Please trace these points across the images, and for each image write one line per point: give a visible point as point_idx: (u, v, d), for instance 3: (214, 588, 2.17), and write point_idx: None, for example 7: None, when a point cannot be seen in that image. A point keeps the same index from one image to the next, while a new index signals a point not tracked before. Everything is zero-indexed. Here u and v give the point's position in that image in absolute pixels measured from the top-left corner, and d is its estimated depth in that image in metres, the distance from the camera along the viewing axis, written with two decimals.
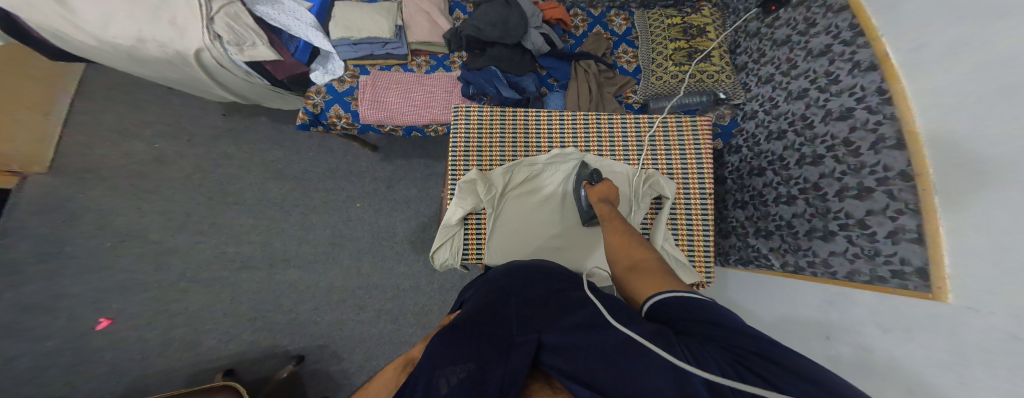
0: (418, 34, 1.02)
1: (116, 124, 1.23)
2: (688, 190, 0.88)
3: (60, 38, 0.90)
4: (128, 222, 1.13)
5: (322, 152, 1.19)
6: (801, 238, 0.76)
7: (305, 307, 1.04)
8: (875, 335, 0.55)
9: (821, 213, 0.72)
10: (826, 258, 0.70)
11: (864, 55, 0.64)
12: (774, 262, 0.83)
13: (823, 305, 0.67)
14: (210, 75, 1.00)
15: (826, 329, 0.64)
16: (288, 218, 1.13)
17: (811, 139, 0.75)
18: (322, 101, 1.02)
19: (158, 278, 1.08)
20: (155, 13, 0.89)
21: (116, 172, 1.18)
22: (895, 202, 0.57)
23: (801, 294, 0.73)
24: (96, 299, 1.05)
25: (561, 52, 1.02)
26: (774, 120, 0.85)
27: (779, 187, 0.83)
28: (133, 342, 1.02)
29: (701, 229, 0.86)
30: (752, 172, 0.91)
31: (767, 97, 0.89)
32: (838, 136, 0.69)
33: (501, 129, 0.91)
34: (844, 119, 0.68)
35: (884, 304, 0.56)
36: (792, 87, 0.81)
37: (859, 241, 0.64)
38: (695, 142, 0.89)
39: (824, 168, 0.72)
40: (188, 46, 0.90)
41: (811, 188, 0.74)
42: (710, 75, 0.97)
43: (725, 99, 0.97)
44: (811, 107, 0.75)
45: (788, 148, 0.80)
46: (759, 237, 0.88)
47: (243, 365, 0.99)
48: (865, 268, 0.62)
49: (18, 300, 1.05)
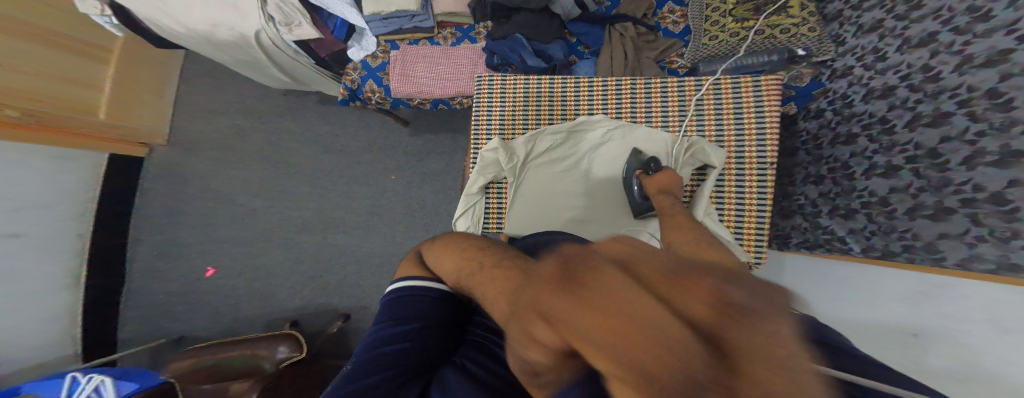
0: (445, 5, 0.98)
1: (206, 103, 1.44)
2: (740, 158, 0.75)
3: (158, 26, 1.05)
4: (220, 188, 1.36)
5: (363, 127, 1.27)
6: (898, 217, 0.61)
7: (350, 270, 1.18)
8: (988, 333, 0.47)
9: (936, 187, 0.55)
10: (931, 242, 0.55)
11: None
12: (853, 247, 0.69)
13: (907, 296, 0.58)
14: (271, 57, 1.09)
15: (908, 325, 0.57)
16: (335, 189, 1.24)
17: (934, 93, 0.55)
18: (358, 77, 1.07)
19: (243, 236, 1.30)
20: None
21: (209, 145, 1.40)
22: None
23: (885, 280, 0.63)
24: (205, 250, 1.33)
25: (594, 15, 0.91)
26: (877, 76, 0.65)
27: (874, 157, 0.65)
28: (230, 287, 1.27)
29: (754, 216, 0.73)
30: (837, 140, 0.73)
31: (869, 49, 0.67)
32: (979, 88, 0.49)
33: (525, 94, 0.86)
34: (993, 65, 0.48)
35: (1008, 299, 0.46)
36: (912, 32, 0.59)
37: (988, 220, 0.49)
38: (757, 104, 0.74)
39: (951, 129, 0.53)
40: (248, 28, 0.98)
41: (924, 156, 0.57)
42: (783, 29, 0.76)
43: (804, 56, 0.76)
44: (939, 54, 0.55)
45: (896, 107, 0.61)
46: (835, 217, 0.73)
47: (304, 317, 1.17)
48: (989, 253, 0.48)
49: (157, 246, 1.37)
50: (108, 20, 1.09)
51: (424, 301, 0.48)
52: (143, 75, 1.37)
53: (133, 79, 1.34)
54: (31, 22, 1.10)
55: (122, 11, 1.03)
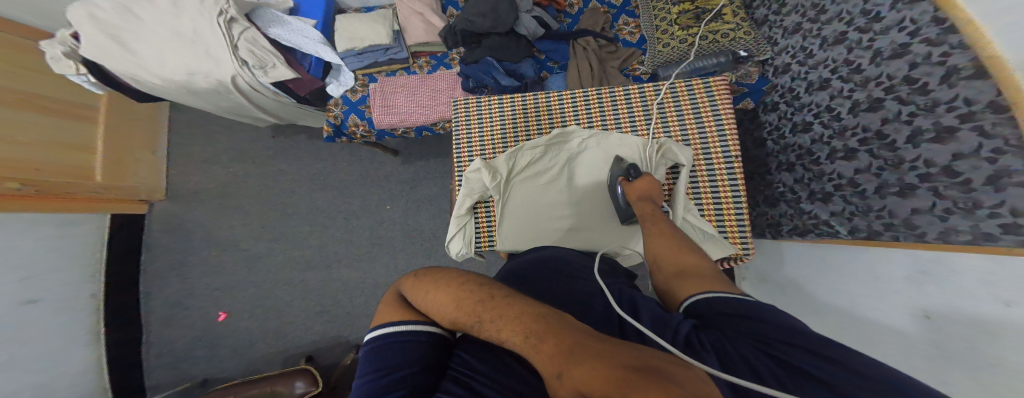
0: (416, 37, 1.00)
1: (199, 153, 1.47)
2: (708, 154, 0.78)
3: (137, 82, 1.07)
4: (222, 234, 1.40)
5: (353, 160, 1.29)
6: (871, 197, 0.63)
7: (358, 301, 1.21)
8: (987, 304, 0.44)
9: (894, 165, 0.58)
10: (907, 218, 0.56)
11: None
12: (839, 229, 0.71)
13: (913, 275, 0.56)
14: (249, 98, 1.09)
15: (922, 306, 0.54)
16: (334, 224, 1.27)
17: (862, 83, 0.61)
18: (341, 112, 1.08)
19: (251, 279, 1.34)
20: (195, 48, 0.98)
21: (207, 193, 1.43)
22: (989, 140, 0.43)
23: (887, 262, 0.61)
24: (215, 296, 1.37)
25: (558, 32, 0.94)
26: (812, 71, 0.72)
27: (832, 142, 0.69)
28: (246, 329, 1.31)
29: (732, 210, 0.75)
30: (797, 129, 0.78)
31: (798, 47, 0.76)
32: (895, 76, 0.55)
33: (501, 114, 0.89)
34: (900, 56, 0.54)
35: (996, 267, 0.44)
36: (827, 32, 0.68)
37: (949, 192, 0.50)
38: (711, 103, 0.79)
39: (887, 113, 0.57)
40: (225, 74, 0.99)
41: (874, 138, 0.60)
42: (723, 34, 0.84)
43: (747, 56, 0.86)
44: (854, 50, 0.62)
45: (835, 97, 0.67)
46: (815, 201, 0.75)
47: (320, 351, 1.20)
48: (962, 225, 0.48)
49: (170, 297, 1.41)
50: (85, 79, 1.08)
51: (412, 346, 0.41)
52: (133, 133, 1.41)
53: (123, 139, 1.37)
54: (15, 88, 1.13)
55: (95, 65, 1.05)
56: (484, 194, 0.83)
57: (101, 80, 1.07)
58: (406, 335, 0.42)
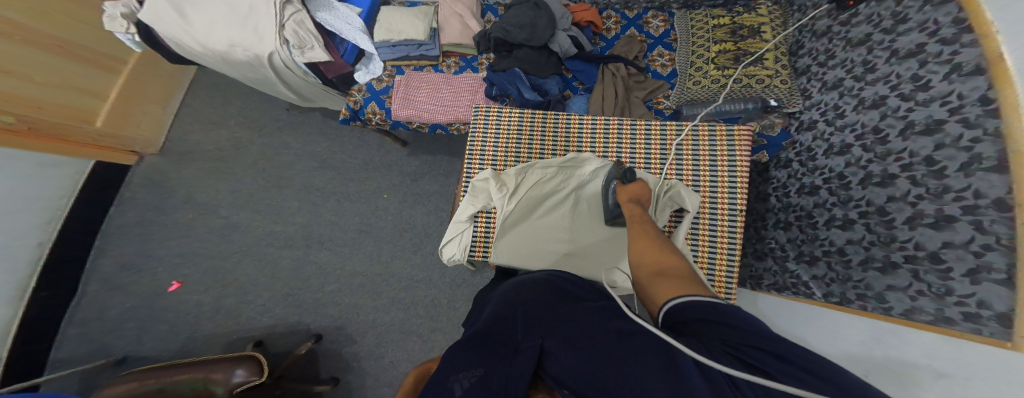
0: (450, 36, 1.06)
1: (208, 116, 1.46)
2: (715, 202, 0.80)
3: (180, 46, 1.12)
4: (205, 199, 1.33)
5: (361, 146, 1.28)
6: (853, 268, 0.64)
7: (330, 288, 1.12)
8: (924, 380, 0.45)
9: (885, 242, 0.59)
10: (881, 293, 0.58)
11: (967, 56, 0.51)
12: (815, 291, 0.72)
13: (865, 341, 0.56)
14: (279, 74, 1.14)
15: (864, 366, 0.54)
16: (326, 204, 1.23)
17: (882, 155, 0.63)
18: (362, 98, 1.11)
19: (221, 249, 1.25)
20: (244, 23, 1.04)
21: (204, 155, 1.39)
22: (982, 235, 0.45)
23: (845, 327, 0.61)
24: (175, 263, 1.26)
25: (589, 54, 1.01)
26: (837, 132, 0.74)
27: (833, 209, 0.71)
28: (196, 303, 1.19)
29: (726, 254, 0.78)
30: (803, 190, 0.80)
31: (830, 105, 0.78)
32: (918, 154, 0.56)
33: (518, 132, 0.91)
34: (931, 133, 0.55)
35: (946, 348, 0.45)
36: (866, 93, 0.69)
37: (927, 277, 0.52)
38: (730, 156, 0.80)
39: (896, 190, 0.59)
40: (263, 49, 1.03)
41: (874, 213, 0.62)
42: (758, 80, 0.89)
43: (777, 106, 0.88)
44: (887, 117, 0.63)
45: (851, 165, 0.69)
46: (800, 262, 0.76)
47: (272, 337, 1.09)
48: (928, 307, 0.50)
49: (121, 258, 1.30)
50: (130, 37, 1.12)
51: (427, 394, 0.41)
52: (148, 86, 1.40)
53: (136, 91, 1.36)
54: (53, 34, 1.13)
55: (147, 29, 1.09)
56: (487, 206, 0.83)
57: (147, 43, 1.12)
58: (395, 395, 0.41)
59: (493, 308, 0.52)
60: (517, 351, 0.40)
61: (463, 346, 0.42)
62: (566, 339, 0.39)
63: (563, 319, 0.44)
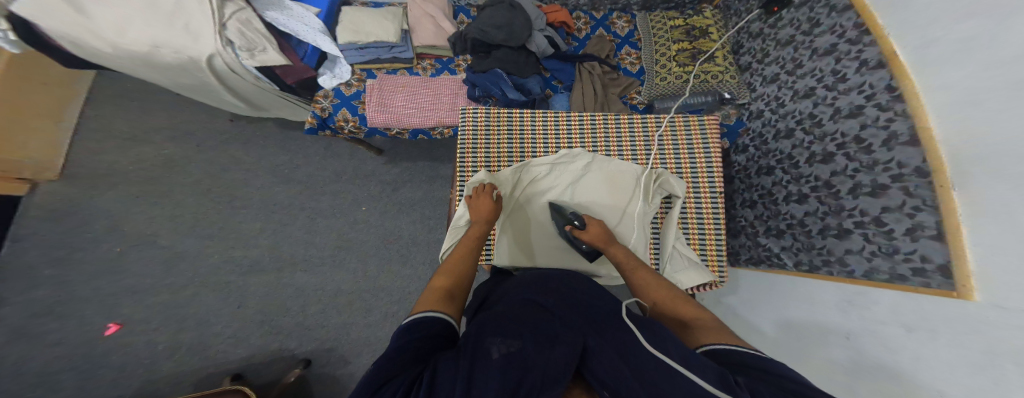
0: (424, 38, 1.03)
1: (124, 130, 1.22)
2: (697, 189, 0.90)
3: (78, 46, 0.91)
4: (137, 228, 1.14)
5: (328, 157, 1.18)
6: (814, 236, 0.76)
7: (313, 311, 1.04)
8: (898, 333, 0.55)
9: (835, 211, 0.72)
10: (842, 257, 0.70)
11: (871, 53, 0.66)
12: (787, 261, 0.84)
13: (840, 305, 0.67)
14: (221, 80, 1.01)
15: (844, 329, 0.65)
16: (295, 222, 1.13)
17: (821, 136, 0.76)
18: (331, 105, 1.04)
19: (169, 283, 1.08)
20: (171, 20, 0.90)
21: (127, 177, 1.18)
22: (912, 199, 0.57)
23: (820, 293, 0.73)
24: (108, 304, 1.07)
25: (566, 54, 1.05)
26: (781, 119, 0.87)
27: (788, 186, 0.83)
28: (146, 345, 1.02)
29: (714, 237, 0.88)
30: (761, 171, 0.93)
31: (772, 96, 0.92)
32: (849, 134, 0.69)
33: (509, 134, 0.93)
34: (854, 116, 0.68)
35: (906, 302, 0.56)
36: (799, 86, 0.83)
37: (875, 239, 0.64)
38: (704, 140, 0.91)
39: (836, 166, 0.72)
40: (201, 51, 0.91)
41: (823, 186, 0.75)
42: (714, 75, 1.01)
43: (731, 98, 1.00)
44: (818, 105, 0.77)
45: (797, 146, 0.81)
46: (770, 236, 0.89)
47: (252, 368, 0.99)
48: (884, 266, 0.62)
49: (28, 305, 1.06)
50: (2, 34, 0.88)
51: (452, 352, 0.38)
52: (32, 96, 1.12)
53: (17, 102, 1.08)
54: None
55: (26, 25, 0.86)
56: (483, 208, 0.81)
57: (27, 41, 0.89)
58: (404, 337, 0.40)
59: (518, 294, 0.53)
60: (557, 338, 0.41)
61: (496, 323, 0.42)
62: (609, 345, 0.41)
63: (607, 325, 0.45)
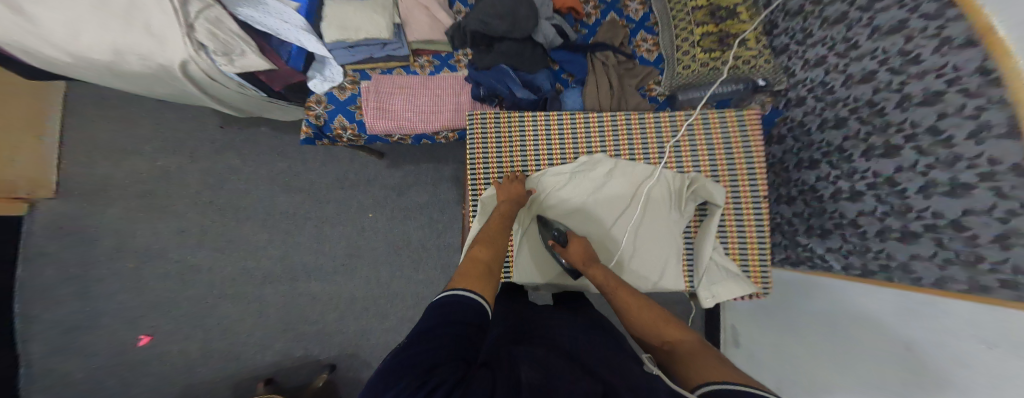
0: (419, 32, 0.96)
1: (110, 141, 1.17)
2: (737, 189, 0.90)
3: (32, 56, 0.81)
4: (145, 243, 1.13)
5: (329, 162, 1.15)
6: (870, 239, 0.73)
7: (332, 318, 1.07)
8: (972, 347, 0.50)
9: (900, 212, 0.66)
10: (906, 262, 0.65)
11: (956, 29, 0.53)
12: (834, 264, 0.83)
13: (902, 312, 0.63)
14: (202, 89, 0.94)
15: (908, 340, 0.61)
16: (303, 232, 1.12)
17: (882, 127, 0.68)
18: (325, 112, 0.99)
19: (188, 296, 1.10)
20: (128, 20, 0.78)
21: (125, 191, 1.15)
22: (1006, 201, 0.48)
23: (879, 298, 0.68)
24: (135, 318, 1.10)
25: (575, 44, 0.97)
26: (828, 108, 0.82)
27: (838, 182, 0.80)
28: (176, 356, 1.06)
29: (755, 238, 0.88)
30: (803, 165, 0.90)
31: (817, 81, 0.85)
32: (921, 124, 0.60)
33: (525, 141, 0.94)
34: (930, 104, 0.58)
35: (979, 317, 0.50)
36: (854, 69, 0.74)
37: (953, 244, 0.57)
38: (744, 139, 0.90)
39: (903, 160, 0.64)
40: (172, 58, 0.82)
41: (884, 184, 0.69)
42: (745, 62, 0.93)
43: (765, 85, 0.94)
44: (881, 91, 0.68)
45: (850, 138, 0.76)
46: (813, 235, 0.89)
47: (282, 372, 1.04)
48: (962, 275, 0.55)
49: (59, 320, 1.10)
50: None
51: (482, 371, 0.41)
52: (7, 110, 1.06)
53: None
54: None
55: None
56: None
57: None
58: (438, 327, 0.44)
59: (571, 334, 0.57)
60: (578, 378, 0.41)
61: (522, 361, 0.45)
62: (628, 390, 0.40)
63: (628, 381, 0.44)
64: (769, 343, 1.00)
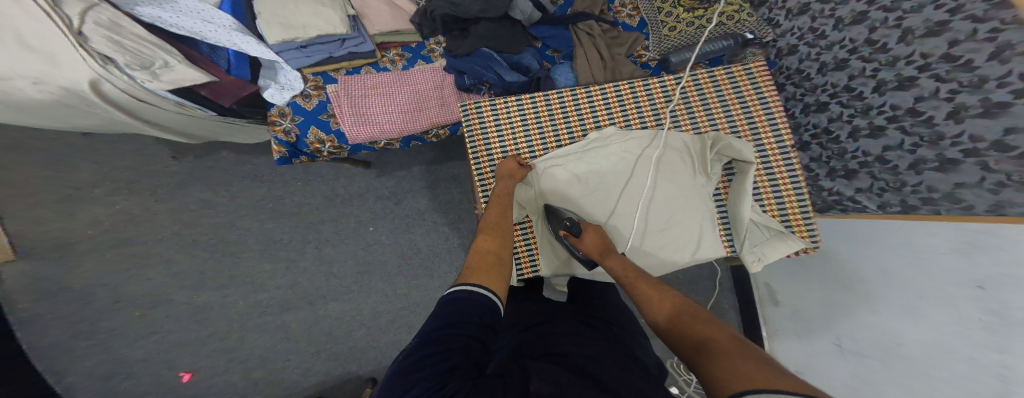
0: (380, 23, 0.84)
1: (52, 190, 1.05)
2: (760, 140, 0.83)
3: None
4: (142, 291, 1.07)
5: (313, 179, 1.12)
6: (903, 173, 0.69)
7: (360, 335, 1.08)
8: None
9: (932, 141, 0.63)
10: (950, 192, 0.62)
11: None
12: (867, 204, 0.79)
13: (959, 246, 0.61)
14: (130, 112, 0.75)
15: (976, 277, 0.58)
16: (306, 257, 1.10)
17: (889, 62, 0.67)
18: (294, 126, 0.84)
19: (210, 333, 1.07)
20: None
21: (93, 244, 1.06)
22: None
23: (927, 236, 0.67)
24: (163, 359, 1.06)
25: (555, 16, 0.89)
26: (826, 52, 0.80)
27: (854, 120, 0.77)
28: (225, 386, 1.05)
29: (791, 191, 0.81)
30: (811, 109, 0.88)
31: (805, 28, 0.84)
32: (933, 54, 0.59)
33: (533, 123, 0.84)
34: (937, 34, 0.58)
35: None
36: (843, 12, 0.74)
37: (1000, 167, 0.54)
38: (756, 90, 0.84)
39: (922, 91, 0.62)
40: (81, 79, 0.62)
41: (907, 115, 0.66)
42: (730, 16, 0.91)
43: (754, 39, 0.91)
44: (877, 29, 0.68)
45: (857, 77, 0.74)
46: (836, 179, 0.85)
47: (328, 392, 1.06)
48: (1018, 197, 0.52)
49: (92, 370, 1.04)
50: None
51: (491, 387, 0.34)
52: None
53: None
54: None
55: None
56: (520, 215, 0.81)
57: None
58: (442, 327, 0.39)
59: (582, 352, 0.46)
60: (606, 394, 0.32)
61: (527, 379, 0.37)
62: None
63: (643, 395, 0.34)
64: (813, 300, 0.97)
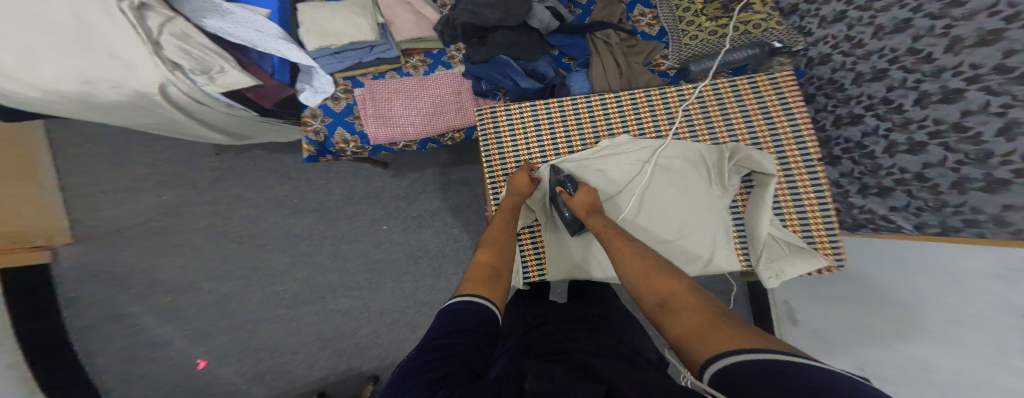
0: (406, 31, 0.92)
1: (108, 181, 1.17)
2: (782, 151, 0.81)
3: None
4: (172, 278, 1.14)
5: (335, 178, 1.19)
6: (944, 194, 0.63)
7: (365, 332, 1.10)
8: None
9: (978, 160, 0.57)
10: (999, 215, 0.56)
11: None
12: (905, 226, 0.72)
13: (1003, 273, 0.57)
14: (189, 113, 0.85)
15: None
16: (321, 252, 1.14)
17: (933, 74, 0.62)
18: (323, 126, 0.91)
19: (227, 322, 1.12)
20: (86, 45, 0.68)
21: (136, 231, 1.16)
22: None
23: (969, 259, 0.63)
24: (182, 346, 1.11)
25: (572, 25, 0.93)
26: (862, 61, 0.76)
27: (891, 135, 0.72)
28: (234, 376, 1.08)
29: (815, 206, 0.77)
30: (842, 122, 0.83)
31: (838, 37, 0.81)
32: (984, 65, 0.55)
33: (545, 129, 0.87)
34: (989, 44, 0.54)
35: None
36: (883, 20, 0.70)
37: None
38: (781, 100, 0.82)
39: (970, 104, 0.57)
40: (148, 83, 0.72)
41: (950, 130, 0.61)
42: (755, 25, 0.89)
43: (783, 47, 0.88)
44: (922, 38, 0.63)
45: (895, 88, 0.69)
46: (870, 197, 0.78)
47: (331, 387, 1.08)
48: None
49: (115, 355, 1.10)
50: None
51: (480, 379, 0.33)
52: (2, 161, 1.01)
53: None
54: None
55: None
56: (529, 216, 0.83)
57: None
58: (441, 337, 0.39)
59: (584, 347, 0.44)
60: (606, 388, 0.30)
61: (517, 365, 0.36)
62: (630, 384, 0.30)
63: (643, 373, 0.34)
64: (841, 326, 0.90)
